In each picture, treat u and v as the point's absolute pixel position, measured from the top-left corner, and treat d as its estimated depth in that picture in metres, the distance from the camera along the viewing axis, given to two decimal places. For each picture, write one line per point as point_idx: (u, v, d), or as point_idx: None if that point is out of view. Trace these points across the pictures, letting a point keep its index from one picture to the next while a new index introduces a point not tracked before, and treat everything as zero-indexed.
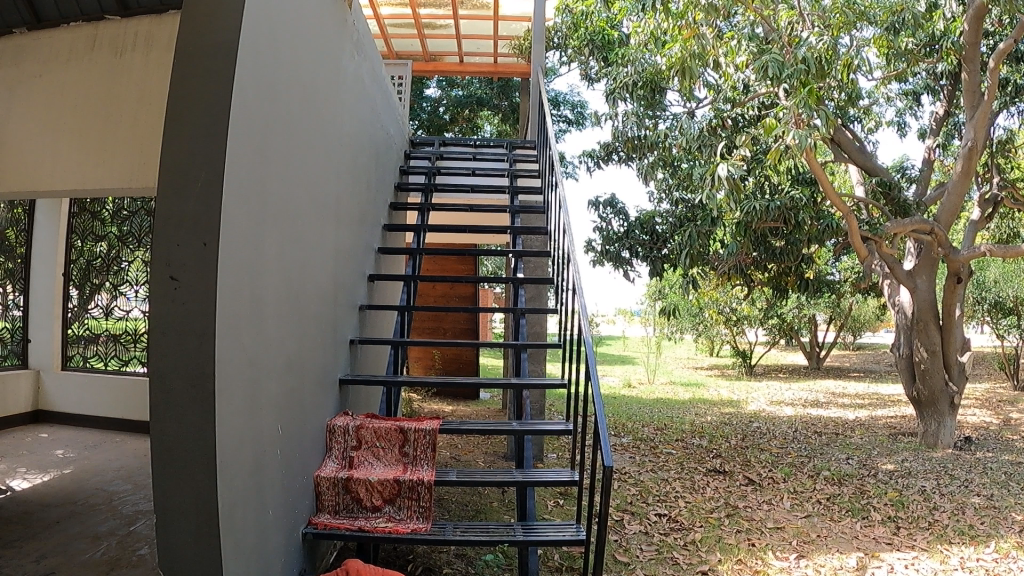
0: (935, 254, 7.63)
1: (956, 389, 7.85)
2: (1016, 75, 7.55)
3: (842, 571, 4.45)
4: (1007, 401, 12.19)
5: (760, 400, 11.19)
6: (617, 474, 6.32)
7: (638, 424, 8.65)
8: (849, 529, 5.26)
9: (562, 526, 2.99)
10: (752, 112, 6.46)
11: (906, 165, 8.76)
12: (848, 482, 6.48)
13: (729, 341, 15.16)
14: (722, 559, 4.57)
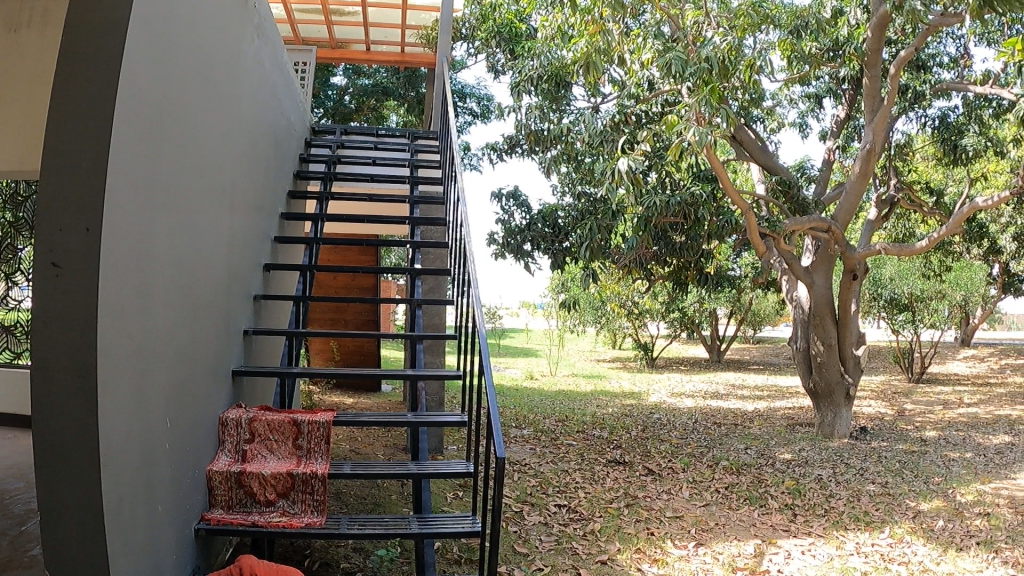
0: (832, 252, 7.89)
1: (852, 381, 8.17)
2: (917, 83, 8.00)
3: (741, 559, 4.60)
4: (900, 392, 12.74)
5: (660, 392, 11.39)
6: (518, 466, 6.33)
7: (540, 416, 8.71)
8: (747, 517, 5.41)
9: (456, 519, 2.99)
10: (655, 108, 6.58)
11: (806, 165, 9.08)
12: (746, 471, 6.66)
13: (631, 334, 15.39)
14: (622, 548, 4.66)
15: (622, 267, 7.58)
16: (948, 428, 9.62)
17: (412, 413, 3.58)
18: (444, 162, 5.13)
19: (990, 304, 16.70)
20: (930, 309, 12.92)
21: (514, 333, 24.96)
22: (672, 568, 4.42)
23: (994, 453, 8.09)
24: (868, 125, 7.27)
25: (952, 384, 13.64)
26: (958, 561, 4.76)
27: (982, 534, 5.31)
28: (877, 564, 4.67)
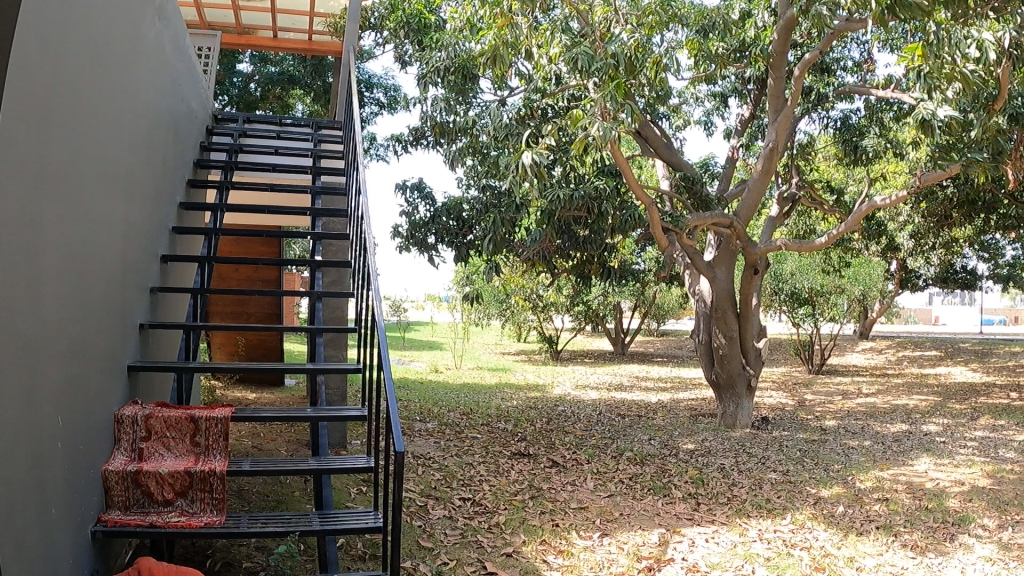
0: (734, 247, 8.10)
1: (753, 373, 8.42)
2: (820, 85, 8.38)
3: (646, 547, 4.72)
4: (800, 383, 13.17)
5: (564, 384, 11.51)
6: (423, 459, 6.30)
7: (445, 409, 8.69)
8: (650, 507, 5.52)
9: (358, 515, 2.98)
10: (561, 103, 6.64)
11: (711, 162, 9.30)
12: (650, 462, 6.79)
13: (536, 327, 15.48)
14: (527, 540, 4.71)
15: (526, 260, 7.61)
16: (846, 417, 10.01)
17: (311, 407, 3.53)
18: (348, 153, 5.07)
19: (885, 298, 17.41)
20: (830, 304, 13.34)
21: (417, 325, 24.83)
22: (578, 559, 4.51)
23: (889, 440, 8.45)
24: (771, 124, 7.48)
25: (850, 375, 14.18)
26: (858, 545, 5.00)
27: (880, 519, 5.57)
28: (779, 550, 4.85)
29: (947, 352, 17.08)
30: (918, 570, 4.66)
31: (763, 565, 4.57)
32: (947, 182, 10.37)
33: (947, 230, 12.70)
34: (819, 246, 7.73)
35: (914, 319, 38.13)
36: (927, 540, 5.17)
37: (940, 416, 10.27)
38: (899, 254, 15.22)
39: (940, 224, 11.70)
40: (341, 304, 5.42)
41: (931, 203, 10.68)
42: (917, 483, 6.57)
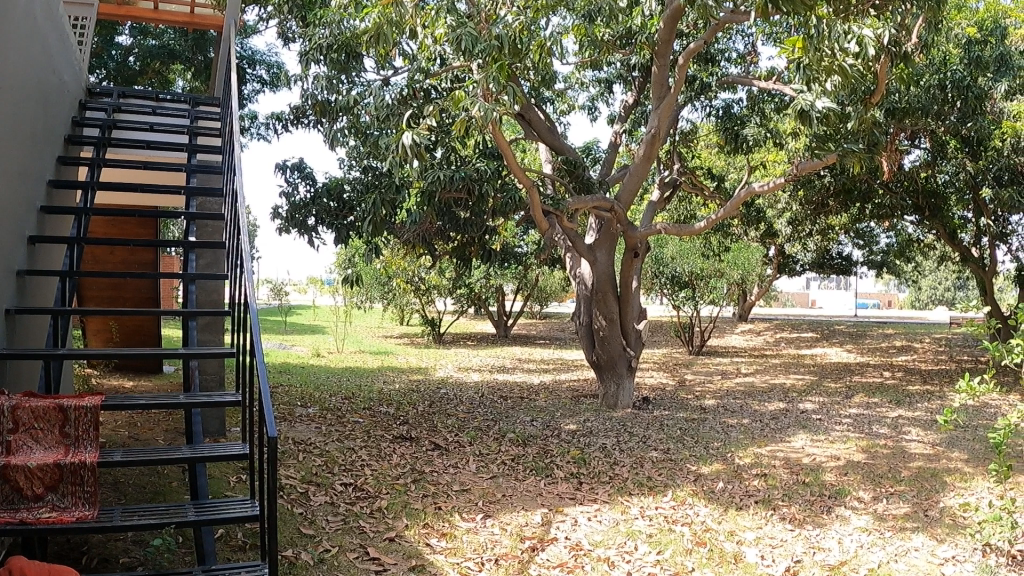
0: (614, 231, 8.28)
1: (633, 354, 8.62)
2: (704, 74, 8.72)
3: (529, 528, 4.80)
4: (680, 364, 13.56)
5: (447, 367, 11.52)
6: (303, 444, 6.19)
7: (326, 394, 8.57)
8: (533, 487, 5.61)
9: (237, 504, 2.93)
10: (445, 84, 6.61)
11: (595, 147, 9.46)
12: (533, 443, 6.90)
13: (419, 310, 15.42)
14: (409, 524, 4.71)
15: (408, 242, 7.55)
16: (726, 396, 10.36)
17: (185, 393, 3.43)
18: (226, 131, 4.91)
19: (764, 283, 18.06)
20: (709, 287, 13.71)
21: (300, 309, 24.38)
22: (461, 541, 4.55)
23: (766, 418, 8.79)
24: (654, 110, 7.66)
25: (729, 356, 14.68)
26: (738, 520, 5.21)
27: (758, 493, 5.80)
28: (661, 526, 5.00)
29: (822, 334, 17.85)
30: (797, 542, 4.90)
31: (646, 541, 4.72)
32: (824, 172, 10.91)
33: (822, 218, 13.26)
34: (698, 231, 7.97)
35: (789, 302, 39.69)
36: (805, 513, 5.42)
37: (815, 394, 10.75)
38: (777, 239, 15.80)
39: (815, 212, 12.20)
40: (216, 288, 5.25)
41: (809, 191, 11.17)
42: (794, 459, 6.86)
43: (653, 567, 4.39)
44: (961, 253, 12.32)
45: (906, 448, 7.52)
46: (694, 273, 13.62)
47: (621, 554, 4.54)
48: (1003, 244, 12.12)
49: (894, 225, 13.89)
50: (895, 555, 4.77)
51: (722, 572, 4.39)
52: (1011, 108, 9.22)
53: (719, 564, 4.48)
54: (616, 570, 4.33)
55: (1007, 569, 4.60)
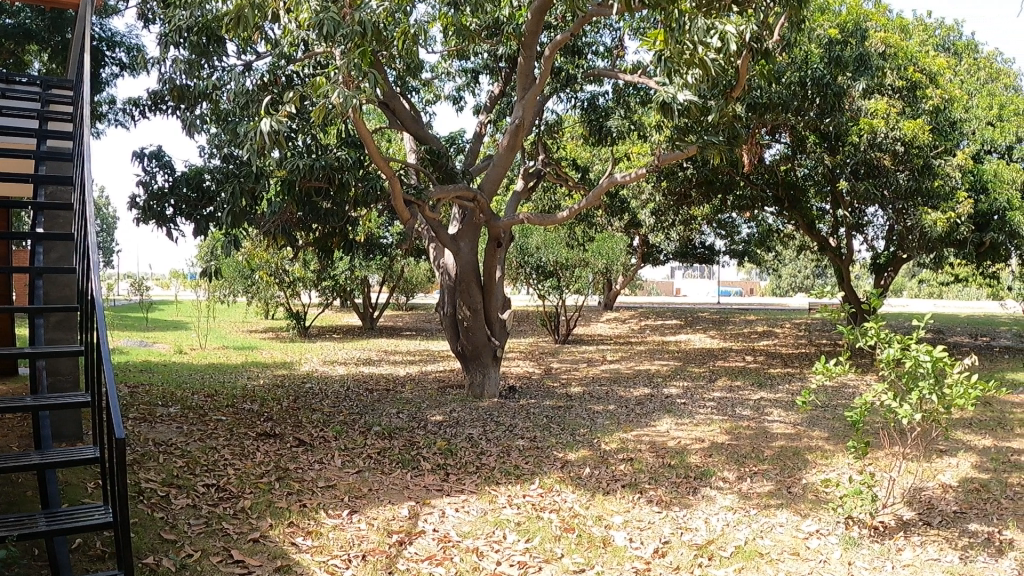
0: (477, 221, 8.33)
1: (498, 344, 8.77)
2: (569, 66, 8.92)
3: (396, 522, 4.84)
4: (547, 352, 13.74)
5: (313, 361, 11.32)
6: (164, 445, 5.92)
7: (188, 392, 8.27)
8: (399, 480, 5.70)
9: (90, 512, 2.79)
10: (308, 71, 6.49)
11: (460, 137, 9.52)
12: (397, 435, 6.95)
13: (284, 303, 15.08)
14: (274, 524, 4.64)
15: (270, 235, 7.34)
16: (592, 383, 10.58)
17: (33, 394, 3.24)
18: (78, 114, 4.65)
19: (630, 272, 18.51)
20: (574, 277, 13.95)
21: (158, 303, 23.41)
22: (327, 539, 4.51)
23: (632, 404, 9.01)
24: (518, 102, 7.77)
25: (595, 344, 15.00)
26: (605, 504, 5.34)
27: (626, 477, 5.95)
28: (530, 514, 5.11)
29: (686, 321, 18.41)
30: (664, 523, 5.05)
31: (514, 530, 4.82)
32: (687, 164, 11.46)
33: (685, 208, 13.67)
34: (561, 220, 8.17)
35: (655, 291, 40.85)
36: (672, 495, 5.59)
37: (679, 379, 11.11)
38: (642, 229, 16.20)
39: (679, 202, 12.57)
40: (67, 282, 4.96)
41: (673, 183, 11.68)
42: (659, 443, 7.06)
43: (522, 555, 4.47)
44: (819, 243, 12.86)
45: (767, 428, 7.84)
46: (559, 263, 13.83)
47: (490, 543, 4.61)
48: (859, 234, 12.77)
49: (755, 215, 14.43)
50: (761, 532, 4.96)
51: (592, 557, 4.50)
52: (867, 105, 9.71)
53: (588, 550, 4.58)
54: (485, 560, 4.40)
55: (869, 540, 4.84)
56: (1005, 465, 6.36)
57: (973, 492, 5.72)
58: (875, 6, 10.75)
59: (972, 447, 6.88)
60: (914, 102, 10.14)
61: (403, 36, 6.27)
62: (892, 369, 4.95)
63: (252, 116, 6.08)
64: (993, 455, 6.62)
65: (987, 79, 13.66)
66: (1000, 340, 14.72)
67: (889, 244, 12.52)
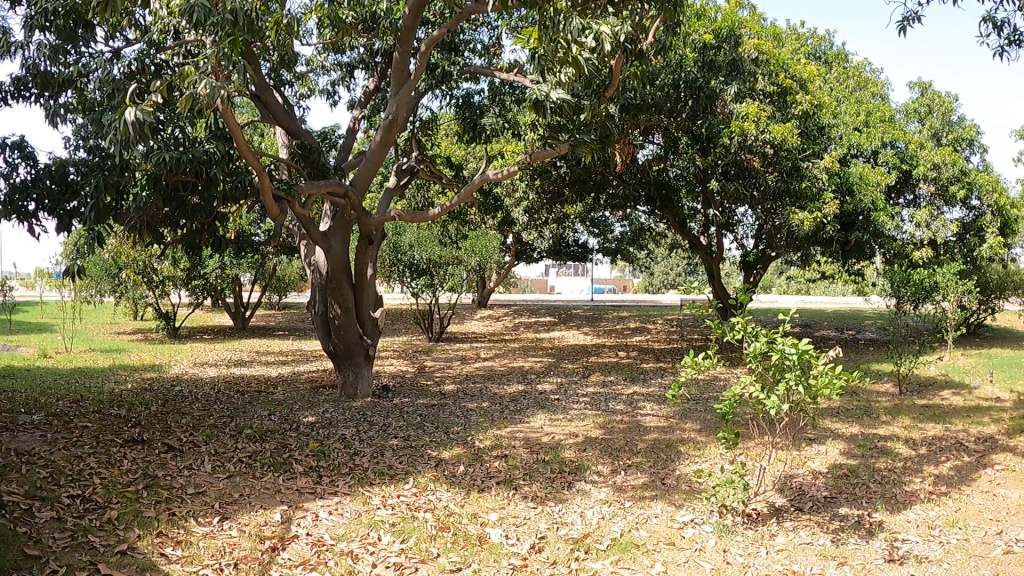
0: (348, 218, 8.18)
1: (370, 343, 8.70)
2: (444, 63, 8.88)
3: (269, 527, 4.71)
4: (420, 350, 13.67)
5: (182, 363, 10.89)
6: (24, 455, 5.56)
7: (50, 397, 7.81)
8: (272, 484, 5.54)
9: None
10: (178, 61, 6.20)
11: (334, 132, 9.32)
12: (269, 438, 6.77)
13: (152, 303, 14.47)
14: (143, 535, 4.42)
15: (135, 232, 6.95)
16: (466, 381, 10.62)
17: None
18: None
19: (504, 270, 18.63)
20: (447, 275, 13.92)
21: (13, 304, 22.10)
22: (197, 548, 4.34)
23: (507, 400, 9.08)
24: (393, 97, 7.68)
25: (469, 341, 15.03)
26: (479, 502, 5.38)
27: (500, 474, 6.02)
28: (404, 514, 5.08)
29: (560, 318, 18.68)
30: (540, 519, 5.11)
31: (388, 531, 4.77)
32: (560, 163, 11.62)
33: (558, 206, 13.88)
34: (432, 217, 8.25)
35: (528, 289, 41.31)
36: (546, 490, 5.68)
37: (552, 375, 11.28)
38: (516, 227, 16.36)
39: (552, 200, 12.76)
40: None
41: (547, 181, 11.87)
42: (534, 439, 7.15)
43: (398, 557, 4.42)
44: (691, 241, 13.40)
45: (641, 422, 8.04)
46: (432, 261, 13.77)
47: (364, 546, 4.54)
48: (728, 233, 13.25)
49: (627, 214, 14.76)
50: (636, 523, 5.08)
51: (467, 555, 4.50)
52: (739, 109, 10.11)
53: (463, 548, 4.58)
54: (360, 563, 4.33)
55: (742, 528, 5.02)
56: (870, 451, 6.74)
57: (842, 477, 6.03)
58: (749, 13, 11.13)
59: (839, 435, 7.26)
60: (784, 107, 10.62)
61: (276, 26, 6.02)
62: (758, 362, 5.10)
63: (116, 105, 5.76)
64: (859, 443, 7.01)
65: (856, 88, 14.21)
66: (865, 333, 15.54)
67: (757, 243, 13.08)
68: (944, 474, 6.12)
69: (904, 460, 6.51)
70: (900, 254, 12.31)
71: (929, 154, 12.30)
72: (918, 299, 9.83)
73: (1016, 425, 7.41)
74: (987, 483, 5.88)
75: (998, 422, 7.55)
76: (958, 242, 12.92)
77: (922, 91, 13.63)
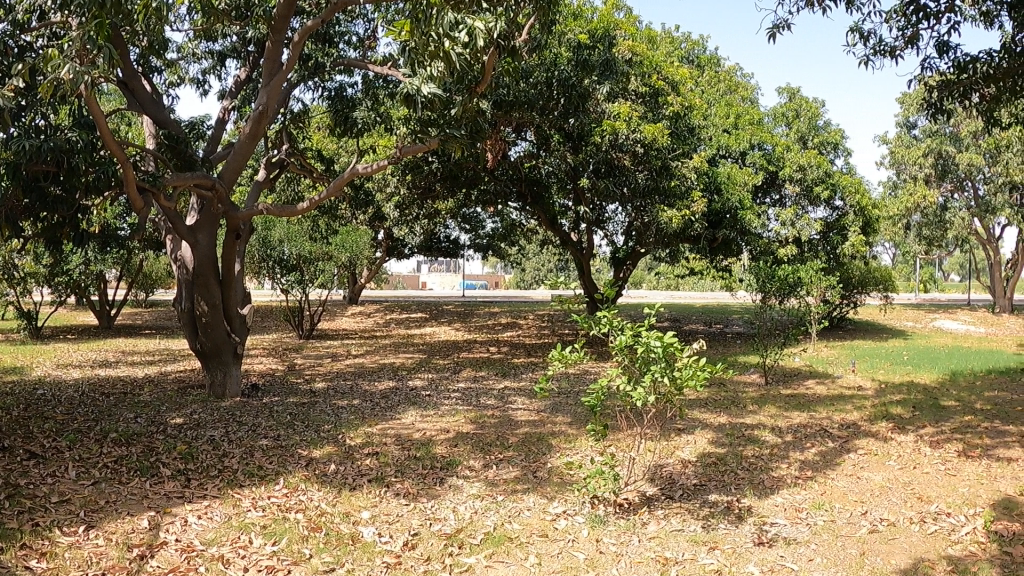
0: (216, 211, 7.88)
1: (238, 341, 8.43)
2: (319, 55, 8.70)
3: (136, 535, 4.50)
4: (290, 348, 13.35)
5: (43, 364, 10.27)
6: None
7: None
8: (139, 489, 5.29)
9: None
10: (41, 42, 5.81)
11: (203, 123, 8.98)
12: (135, 441, 6.47)
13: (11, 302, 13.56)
14: (5, 548, 4.15)
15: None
16: (336, 378, 10.44)
17: None
18: None
19: (375, 265, 18.43)
20: (317, 270, 13.65)
21: None
22: (62, 560, 4.11)
23: (378, 397, 8.98)
24: (264, 88, 7.45)
25: (340, 338, 14.79)
26: (350, 500, 5.32)
27: (371, 472, 5.97)
28: (276, 515, 4.97)
29: (432, 314, 18.61)
30: (412, 516, 5.09)
31: (259, 533, 4.65)
32: (432, 158, 11.59)
33: (430, 201, 13.83)
34: (302, 211, 8.05)
35: (400, 285, 41.01)
36: (418, 486, 5.67)
37: (424, 371, 11.24)
38: (388, 222, 16.20)
39: (423, 195, 12.72)
40: None
41: (418, 176, 11.84)
42: (405, 435, 7.11)
43: (270, 559, 4.31)
44: (562, 237, 13.60)
45: (511, 416, 8.10)
46: (302, 256, 13.47)
47: (235, 549, 4.41)
48: (599, 229, 13.55)
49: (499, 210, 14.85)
50: (508, 516, 5.13)
51: (340, 555, 4.43)
52: (610, 108, 10.33)
53: (335, 548, 4.52)
54: (231, 567, 4.20)
55: (614, 517, 5.12)
56: (738, 439, 7.02)
57: (711, 465, 6.27)
58: (625, 16, 11.37)
59: (708, 424, 7.54)
60: (656, 108, 10.99)
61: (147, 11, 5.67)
62: (624, 354, 5.00)
63: None
64: (727, 431, 7.29)
65: (726, 92, 14.69)
66: (732, 327, 16.19)
67: (628, 240, 13.42)
68: (809, 460, 6.44)
69: (771, 447, 6.82)
70: (765, 251, 12.91)
71: (796, 156, 12.97)
72: (782, 293, 10.29)
73: (875, 412, 7.87)
74: (850, 467, 6.21)
75: (860, 410, 8.00)
76: (821, 239, 13.66)
77: (790, 96, 14.31)
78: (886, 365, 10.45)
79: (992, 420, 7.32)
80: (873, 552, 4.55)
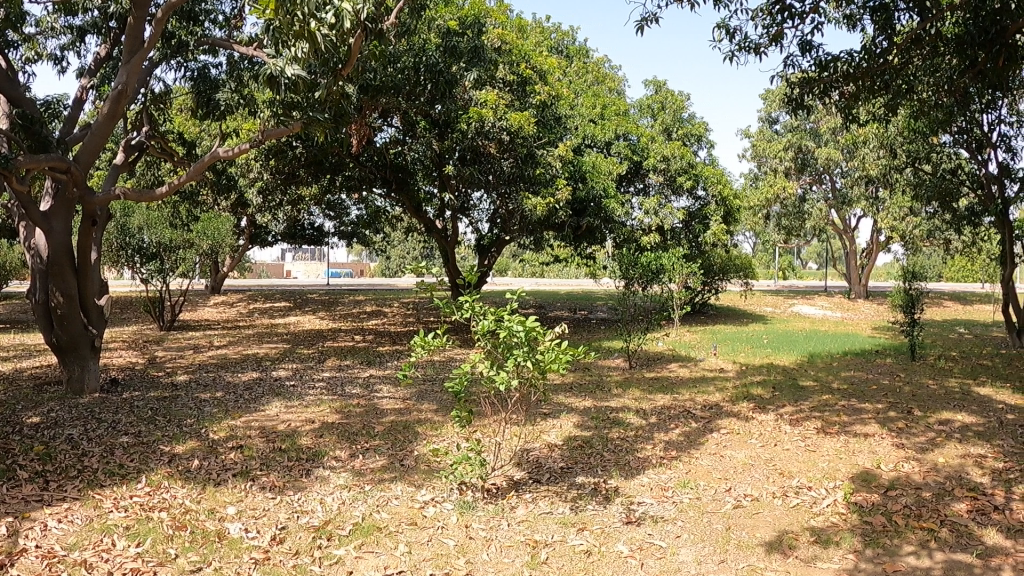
0: (70, 196, 7.43)
1: (96, 334, 7.98)
2: (183, 32, 8.34)
3: None
4: (151, 340, 12.81)
5: None
6: None
7: None
8: None
9: None
10: None
11: (59, 102, 8.48)
12: None
13: None
14: None
15: None
16: (198, 371, 10.08)
17: None
18: None
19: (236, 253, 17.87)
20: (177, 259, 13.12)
21: None
22: None
23: (241, 389, 8.74)
24: (124, 66, 7.07)
25: (202, 329, 14.29)
26: (215, 496, 5.18)
27: (236, 466, 5.81)
28: (138, 515, 4.77)
29: (295, 303, 18.22)
30: (279, 510, 4.99)
31: (122, 535, 4.46)
32: (295, 143, 11.33)
33: (293, 187, 13.52)
34: (163, 196, 7.69)
35: (261, 273, 39.93)
36: (284, 479, 5.56)
37: (289, 361, 11.00)
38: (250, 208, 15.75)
39: (287, 180, 12.42)
40: None
41: (282, 160, 11.57)
42: (270, 427, 6.95)
43: (134, 562, 4.15)
44: (427, 224, 13.56)
45: (377, 405, 8.03)
46: (162, 245, 12.91)
47: (98, 553, 4.22)
48: (463, 216, 13.59)
49: (365, 198, 14.68)
50: (376, 506, 5.10)
51: (207, 553, 4.31)
52: (477, 95, 10.38)
53: (201, 546, 4.39)
54: (94, 572, 4.01)
55: (482, 502, 5.17)
56: (604, 422, 7.22)
57: (577, 448, 6.42)
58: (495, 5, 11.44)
59: (573, 408, 7.72)
60: (523, 96, 11.13)
61: None
62: (487, 339, 4.93)
63: None
64: (592, 415, 7.48)
65: (594, 83, 15.00)
66: (596, 313, 16.58)
67: (493, 227, 13.52)
68: (673, 440, 6.68)
69: (635, 429, 7.04)
70: (629, 238, 13.29)
71: (659, 147, 13.44)
72: (648, 280, 10.65)
73: (736, 392, 8.25)
74: (713, 446, 6.49)
75: (721, 391, 8.37)
76: (684, 228, 14.20)
77: (655, 89, 14.78)
78: (746, 347, 10.98)
79: (848, 398, 7.81)
80: (737, 526, 4.78)
